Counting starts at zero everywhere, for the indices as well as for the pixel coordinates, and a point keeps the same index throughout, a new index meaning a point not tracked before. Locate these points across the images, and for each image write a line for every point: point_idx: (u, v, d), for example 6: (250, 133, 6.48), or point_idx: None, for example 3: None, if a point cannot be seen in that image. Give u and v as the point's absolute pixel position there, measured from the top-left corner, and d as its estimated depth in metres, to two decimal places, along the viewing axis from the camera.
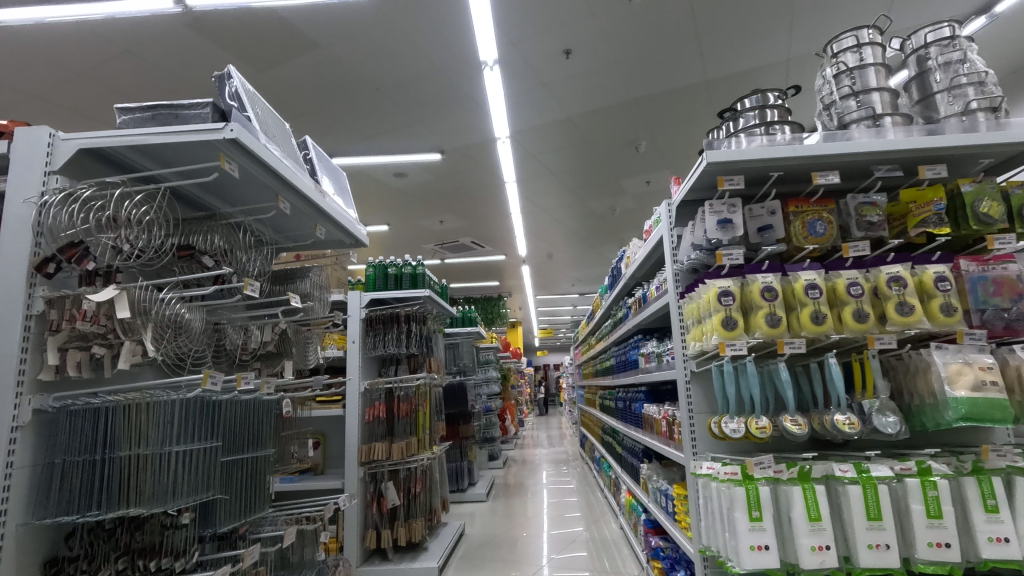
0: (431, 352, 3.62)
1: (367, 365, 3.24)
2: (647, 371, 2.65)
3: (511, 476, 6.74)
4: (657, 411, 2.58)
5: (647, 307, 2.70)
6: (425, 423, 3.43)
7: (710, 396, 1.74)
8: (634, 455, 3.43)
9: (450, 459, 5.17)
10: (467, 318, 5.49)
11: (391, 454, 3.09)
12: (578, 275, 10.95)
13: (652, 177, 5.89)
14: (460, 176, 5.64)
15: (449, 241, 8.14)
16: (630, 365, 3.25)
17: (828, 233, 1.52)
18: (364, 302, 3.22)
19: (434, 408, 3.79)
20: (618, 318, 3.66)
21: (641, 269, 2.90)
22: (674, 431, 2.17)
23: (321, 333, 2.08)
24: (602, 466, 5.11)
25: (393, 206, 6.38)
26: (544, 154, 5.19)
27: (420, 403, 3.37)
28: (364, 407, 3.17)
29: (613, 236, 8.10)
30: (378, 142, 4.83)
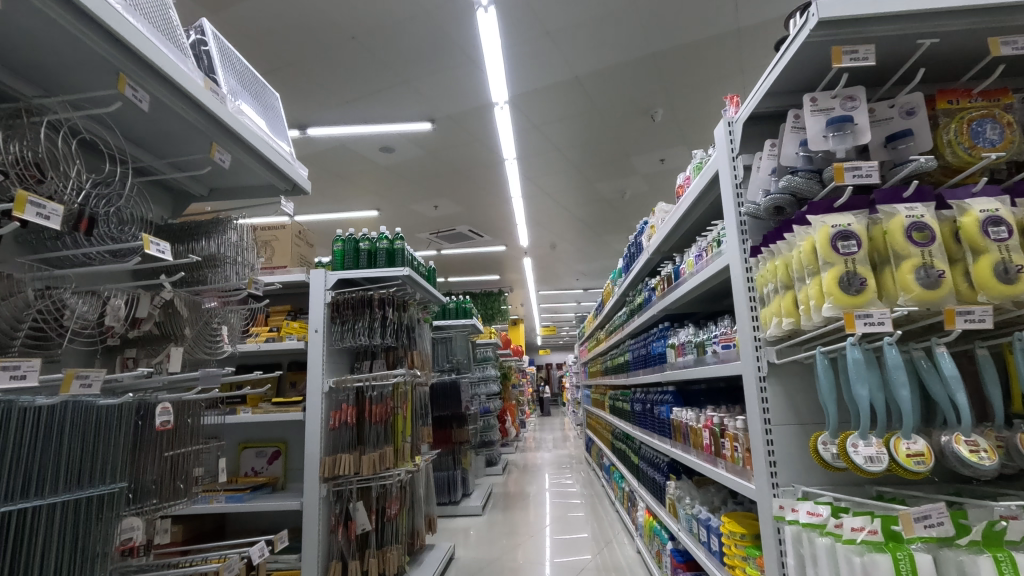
0: (414, 345, 3.06)
1: (333, 359, 2.70)
2: (680, 368, 2.09)
3: (511, 483, 6.18)
4: (694, 418, 2.02)
5: (679, 286, 2.13)
6: (405, 430, 2.87)
7: (796, 401, 1.18)
8: (656, 469, 2.87)
9: (441, 467, 4.61)
10: (461, 310, 4.96)
11: (361, 469, 2.54)
12: (582, 268, 10.40)
13: (666, 153, 5.33)
14: (453, 151, 5.07)
15: (444, 229, 7.58)
16: (651, 362, 2.70)
17: (1009, 140, 0.94)
18: (330, 283, 2.66)
19: (418, 412, 3.22)
20: (635, 306, 3.10)
21: (669, 240, 2.33)
22: (726, 446, 1.62)
23: (244, 311, 1.52)
24: (613, 476, 4.53)
25: (381, 187, 5.83)
26: (547, 124, 4.63)
27: (399, 406, 2.81)
28: (329, 410, 2.62)
29: (621, 224, 7.55)
30: (359, 108, 4.27)
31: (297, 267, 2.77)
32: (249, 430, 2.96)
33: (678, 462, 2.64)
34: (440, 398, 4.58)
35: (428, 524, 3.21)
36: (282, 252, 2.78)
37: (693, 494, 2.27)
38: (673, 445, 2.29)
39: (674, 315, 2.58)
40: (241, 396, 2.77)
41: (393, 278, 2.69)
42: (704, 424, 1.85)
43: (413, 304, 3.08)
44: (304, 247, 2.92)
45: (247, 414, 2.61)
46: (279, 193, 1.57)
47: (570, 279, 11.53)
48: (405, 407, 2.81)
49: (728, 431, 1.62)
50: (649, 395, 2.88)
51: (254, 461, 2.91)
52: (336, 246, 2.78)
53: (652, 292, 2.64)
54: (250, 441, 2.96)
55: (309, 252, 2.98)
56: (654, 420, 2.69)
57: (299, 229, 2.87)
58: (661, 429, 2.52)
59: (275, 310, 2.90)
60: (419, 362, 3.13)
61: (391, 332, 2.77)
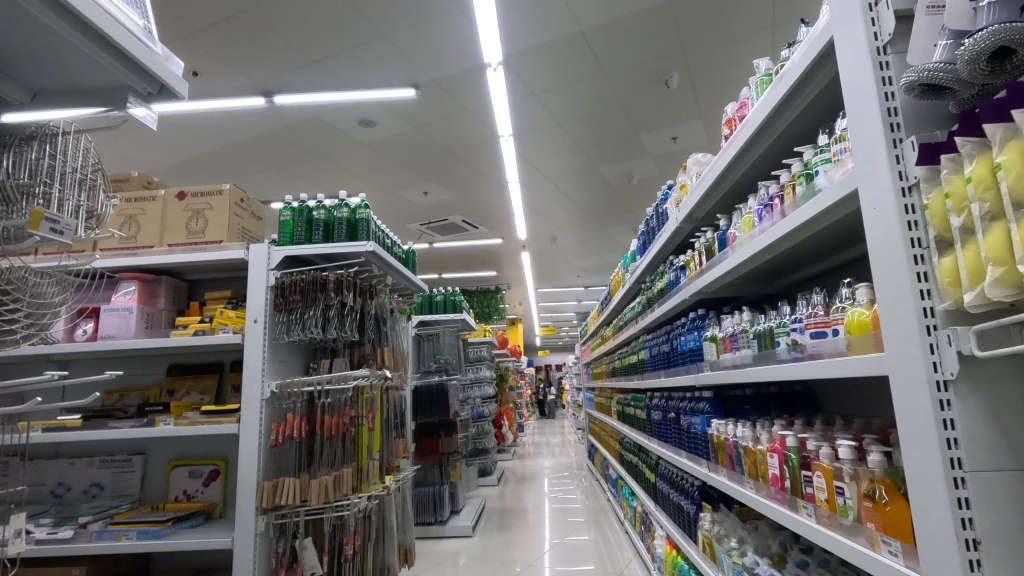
0: (386, 340, 2.50)
1: (278, 359, 2.17)
2: (728, 368, 1.56)
3: (508, 496, 5.64)
4: (750, 436, 1.49)
5: (720, 260, 1.61)
6: (371, 445, 2.31)
7: (1013, 430, 0.64)
8: (681, 494, 2.32)
9: (426, 482, 4.05)
10: (450, 303, 4.34)
11: (307, 497, 1.98)
12: (582, 263, 9.86)
13: (680, 130, 4.80)
14: (442, 125, 4.54)
15: (436, 220, 7.05)
16: (678, 362, 2.17)
17: None
18: (274, 262, 2.14)
19: (393, 421, 2.67)
20: (654, 294, 2.57)
21: (706, 202, 1.81)
22: (819, 485, 1.08)
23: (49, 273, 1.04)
24: (623, 491, 3.97)
25: (363, 168, 5.28)
26: (548, 93, 4.11)
27: (364, 415, 2.22)
28: (271, 422, 2.08)
29: (626, 213, 7.02)
30: (332, 70, 3.73)
31: (236, 241, 2.22)
32: (182, 444, 2.42)
33: (712, 487, 2.10)
34: (425, 402, 4.03)
35: (404, 557, 2.66)
36: (217, 223, 2.23)
37: (740, 533, 1.72)
38: (711, 469, 1.76)
39: (709, 301, 2.05)
40: (166, 403, 2.23)
41: (354, 259, 2.14)
42: (770, 449, 1.32)
43: (382, 290, 2.53)
44: (248, 219, 2.36)
45: (168, 427, 2.06)
46: (132, 97, 1.01)
47: (571, 276, 11.00)
48: (371, 418, 2.24)
49: (822, 463, 1.08)
50: (673, 403, 2.35)
51: (186, 483, 2.36)
52: (283, 216, 2.21)
53: (677, 274, 2.12)
54: (183, 458, 2.41)
55: (257, 227, 2.43)
56: (681, 435, 2.15)
57: (242, 196, 2.32)
58: (694, 449, 1.98)
59: (212, 298, 2.35)
60: (393, 361, 2.58)
61: (354, 324, 2.20)
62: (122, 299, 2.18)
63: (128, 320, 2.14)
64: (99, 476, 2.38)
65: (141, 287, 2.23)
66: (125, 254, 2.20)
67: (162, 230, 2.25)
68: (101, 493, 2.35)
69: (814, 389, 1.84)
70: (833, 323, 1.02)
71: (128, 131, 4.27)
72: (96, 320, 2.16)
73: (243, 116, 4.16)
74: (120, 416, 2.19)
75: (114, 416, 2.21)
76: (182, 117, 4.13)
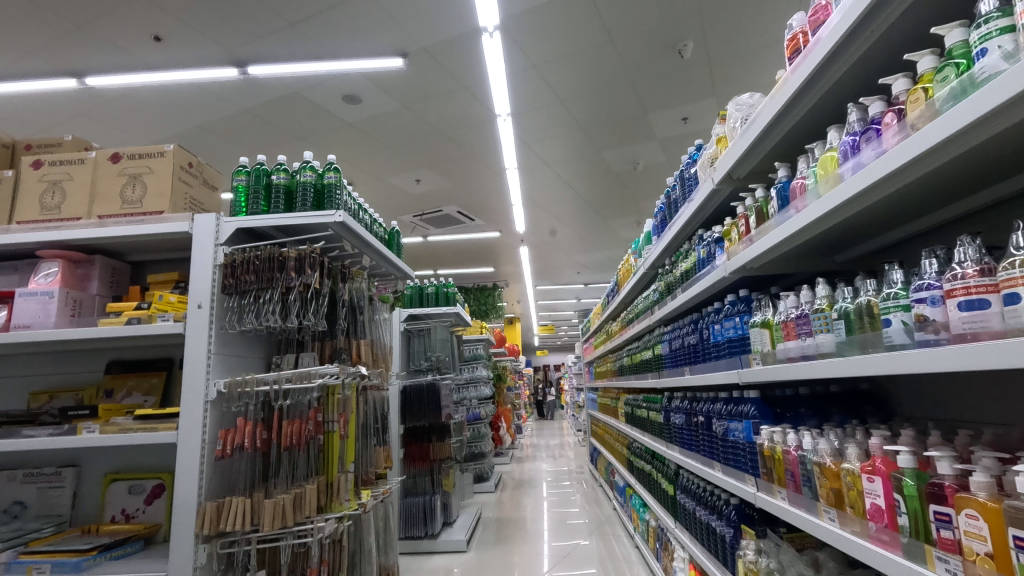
0: (363, 333, 2.15)
1: (229, 353, 1.80)
2: (793, 360, 1.20)
3: (506, 503, 5.28)
4: (827, 451, 1.12)
5: (777, 223, 1.26)
6: (344, 456, 1.95)
7: None
8: (711, 513, 1.96)
9: (416, 491, 3.69)
10: (442, 295, 3.99)
11: (259, 521, 1.62)
12: (582, 259, 9.52)
13: (690, 109, 4.46)
14: (434, 102, 4.18)
15: (430, 211, 6.68)
16: (710, 356, 1.81)
17: None
18: (224, 237, 1.77)
19: (373, 425, 2.31)
20: (675, 278, 2.22)
21: (752, 155, 1.46)
22: (975, 532, 0.72)
23: None
24: (632, 501, 3.62)
25: (350, 152, 4.92)
26: (549, 64, 3.77)
27: (334, 420, 1.91)
28: (218, 429, 1.71)
29: (630, 205, 6.68)
30: (312, 37, 3.37)
31: (180, 211, 1.86)
32: (122, 454, 2.05)
33: (753, 507, 1.74)
34: (414, 404, 3.68)
35: None
36: (158, 191, 1.86)
37: (801, 571, 1.36)
38: (762, 489, 1.40)
39: (751, 281, 1.69)
40: (94, 407, 1.86)
41: (322, 235, 1.78)
42: (866, 470, 0.96)
43: (357, 274, 2.18)
44: (199, 187, 1.99)
45: (92, 435, 1.69)
46: None
47: (570, 273, 10.65)
48: (342, 424, 1.89)
49: (981, 500, 0.72)
50: (701, 406, 1.99)
51: (125, 501, 1.99)
52: (236, 181, 1.84)
53: (709, 250, 1.77)
54: (122, 471, 2.04)
55: (211, 198, 2.06)
56: (714, 444, 1.79)
57: (189, 159, 1.95)
58: (733, 463, 1.63)
59: (156, 281, 1.98)
60: (372, 356, 2.22)
61: (322, 313, 1.84)
62: (42, 282, 1.82)
63: (47, 307, 1.77)
64: (24, 492, 2.01)
65: (65, 267, 1.86)
66: (46, 227, 1.83)
67: (92, 200, 1.88)
68: (24, 513, 1.98)
69: (884, 386, 1.49)
70: (1006, 286, 0.67)
71: (90, 107, 3.90)
72: (10, 307, 1.82)
73: (215, 90, 3.80)
74: (41, 421, 1.82)
75: (38, 421, 1.84)
76: (148, 90, 3.76)
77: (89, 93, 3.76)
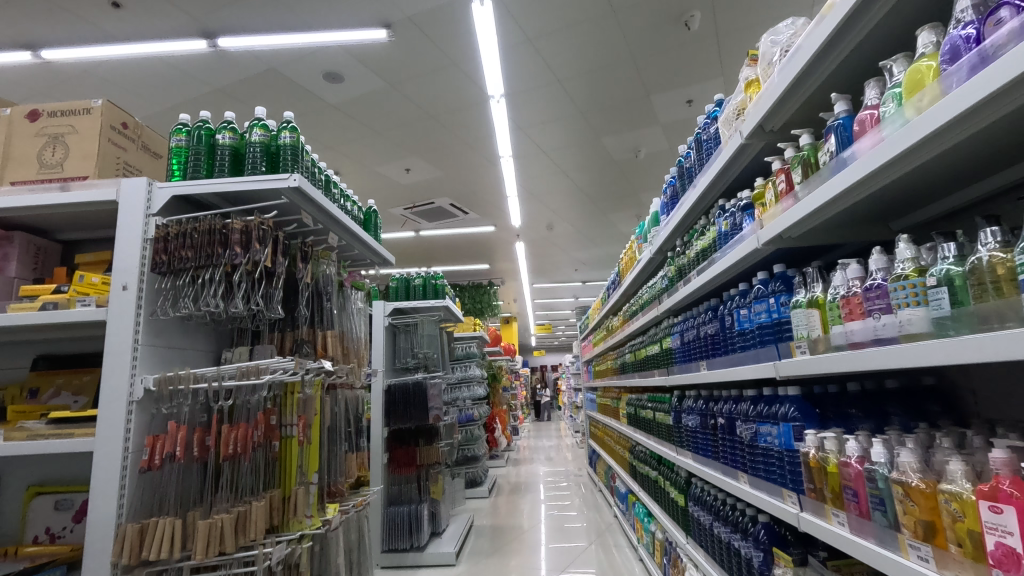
0: (331, 323, 1.87)
1: (163, 343, 1.51)
2: (858, 345, 0.92)
3: (501, 509, 5.01)
4: (910, 464, 0.84)
5: (834, 171, 0.98)
6: (305, 465, 1.68)
7: None
8: (733, 531, 1.68)
9: (403, 499, 3.42)
10: (431, 287, 3.71)
11: (191, 548, 1.33)
12: (580, 255, 9.26)
13: (695, 90, 4.20)
14: (422, 80, 3.91)
15: (421, 203, 6.41)
16: (734, 348, 1.54)
17: None
18: (156, 206, 1.49)
19: (345, 429, 2.03)
20: (689, 259, 1.94)
21: (790, 101, 1.18)
22: None
23: None
24: (635, 508, 3.35)
25: (334, 138, 4.63)
26: (546, 37, 3.50)
27: (293, 424, 1.65)
28: (146, 434, 1.42)
29: (630, 197, 6.42)
30: (287, 5, 3.09)
31: (109, 177, 1.58)
32: (51, 463, 1.77)
33: (785, 526, 1.47)
34: (399, 405, 3.39)
35: None
36: (82, 153, 1.58)
37: None
38: (808, 509, 1.13)
39: (784, 256, 1.42)
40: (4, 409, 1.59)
41: (273, 204, 1.50)
42: (984, 495, 0.69)
43: (322, 255, 1.90)
44: (135, 151, 1.71)
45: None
46: None
47: (568, 270, 10.39)
48: (301, 430, 1.62)
49: None
50: (720, 407, 1.72)
51: (50, 518, 1.71)
52: (174, 142, 1.55)
53: (732, 222, 1.49)
54: (50, 483, 1.76)
55: (153, 166, 1.78)
56: (740, 452, 1.52)
57: (123, 119, 1.66)
58: (765, 475, 1.36)
59: (85, 262, 1.69)
60: (341, 350, 1.94)
61: (277, 298, 1.56)
62: None
63: None
64: None
65: None
66: None
67: (5, 164, 1.60)
68: None
69: (952, 379, 1.22)
70: None
71: (49, 83, 3.62)
72: None
73: (185, 65, 3.52)
74: None
75: None
76: (111, 64, 3.48)
77: (47, 67, 3.47)
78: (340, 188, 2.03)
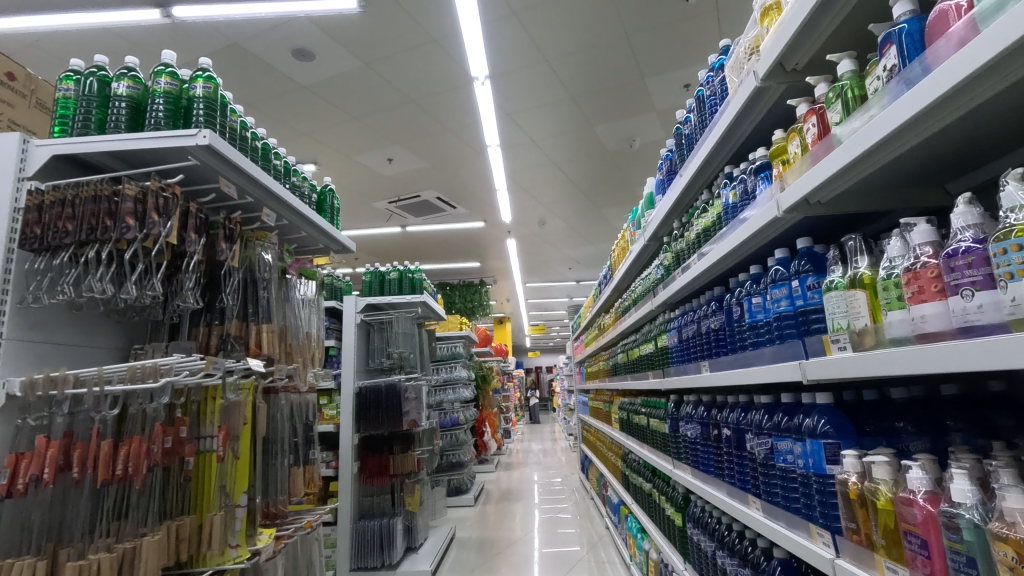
0: (268, 316, 1.59)
1: (40, 338, 1.22)
2: (931, 337, 0.65)
3: (488, 518, 4.73)
4: (1022, 512, 0.57)
5: (895, 96, 0.71)
6: (230, 485, 1.40)
7: None
8: (740, 565, 1.41)
9: (375, 512, 3.15)
10: (407, 282, 3.44)
11: None
12: (573, 253, 8.99)
13: (693, 73, 3.95)
14: (400, 59, 3.63)
15: (407, 197, 6.13)
16: (743, 345, 1.27)
17: None
18: (29, 167, 1.20)
19: (289, 439, 1.74)
20: (687, 243, 1.67)
21: (821, 26, 0.90)
22: None
23: None
24: (628, 521, 3.07)
25: (309, 123, 4.34)
26: (532, 10, 3.23)
27: (212, 436, 1.36)
28: (8, 451, 1.12)
29: (625, 190, 6.16)
30: None
31: None
32: None
33: (806, 562, 1.20)
34: (371, 410, 3.09)
35: None
36: None
37: None
38: (846, 555, 0.85)
39: (808, 230, 1.15)
40: None
41: (178, 165, 1.22)
42: None
43: (258, 237, 1.62)
44: (25, 109, 1.42)
45: None
46: None
47: (562, 269, 10.14)
48: (222, 444, 1.35)
49: None
50: (726, 416, 1.45)
51: None
52: (60, 91, 1.26)
53: (742, 190, 1.22)
54: None
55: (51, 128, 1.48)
56: (752, 472, 1.25)
57: (8, 67, 1.37)
58: (785, 504, 1.08)
59: None
60: (282, 348, 1.66)
61: (188, 284, 1.28)
62: None
63: None
64: None
65: None
66: None
67: None
68: None
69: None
70: None
71: None
72: None
73: (139, 37, 3.23)
74: None
75: None
76: (59, 36, 3.19)
77: None
78: (282, 160, 1.75)
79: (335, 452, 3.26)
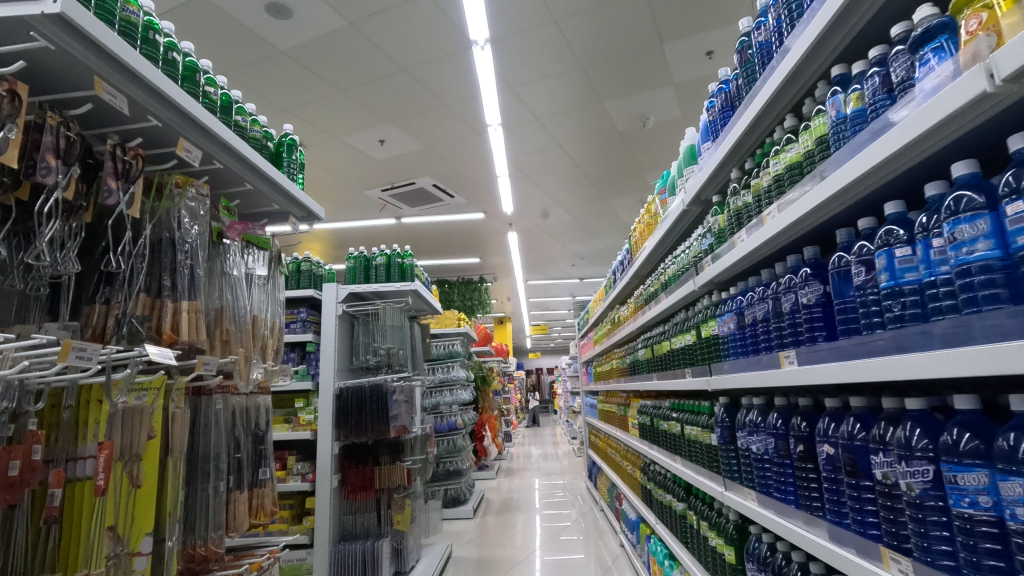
0: (193, 290, 1.16)
1: None
2: None
3: (489, 531, 4.30)
4: None
5: None
6: (126, 526, 0.98)
7: None
8: None
9: (358, 532, 2.73)
10: (396, 267, 3.02)
11: None
12: (577, 248, 8.57)
13: (716, 39, 3.54)
14: (389, 19, 3.22)
15: (401, 184, 5.71)
16: (871, 324, 0.85)
17: None
18: None
19: (228, 456, 1.32)
20: (754, 194, 1.26)
21: None
22: None
23: None
24: (651, 543, 2.64)
25: (290, 96, 3.92)
26: None
27: (92, 457, 0.94)
28: None
29: (634, 177, 5.75)
30: None
31: None
32: None
33: None
34: (353, 414, 2.66)
35: None
36: None
37: None
38: None
39: (994, 132, 0.73)
40: None
41: (16, 46, 0.80)
42: None
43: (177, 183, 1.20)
44: None
45: None
46: None
47: (565, 265, 9.72)
48: (103, 468, 0.93)
49: None
50: (825, 427, 1.04)
51: None
52: None
53: (878, 87, 0.81)
54: None
55: None
56: (887, 513, 0.83)
57: None
58: (955, 568, 0.69)
59: None
60: (217, 336, 1.24)
61: (46, 234, 0.86)
62: None
63: None
64: None
65: None
66: None
67: None
68: None
69: None
70: None
71: None
72: None
73: None
74: None
75: None
76: None
77: None
78: (219, 90, 1.33)
79: (312, 463, 2.84)
